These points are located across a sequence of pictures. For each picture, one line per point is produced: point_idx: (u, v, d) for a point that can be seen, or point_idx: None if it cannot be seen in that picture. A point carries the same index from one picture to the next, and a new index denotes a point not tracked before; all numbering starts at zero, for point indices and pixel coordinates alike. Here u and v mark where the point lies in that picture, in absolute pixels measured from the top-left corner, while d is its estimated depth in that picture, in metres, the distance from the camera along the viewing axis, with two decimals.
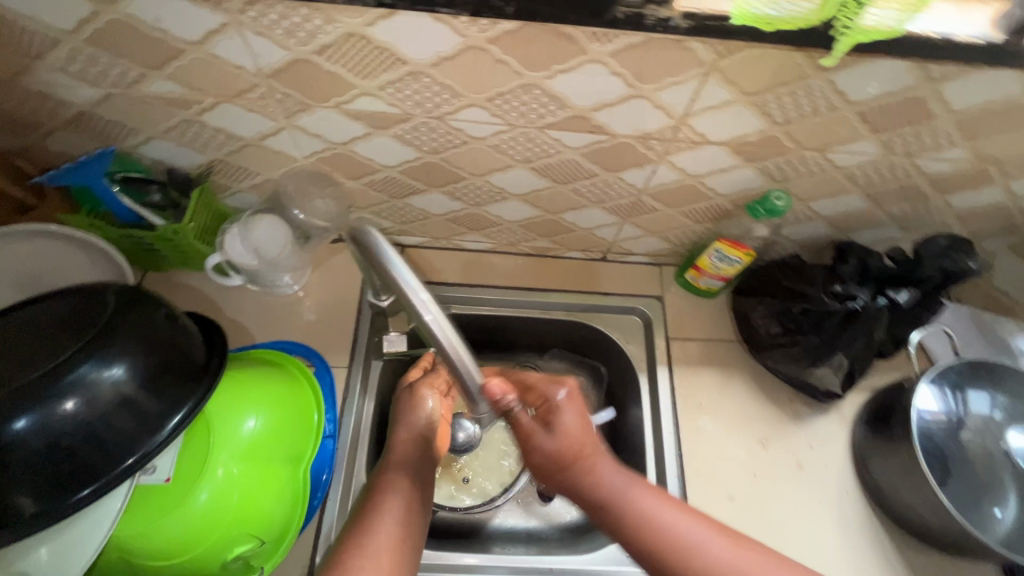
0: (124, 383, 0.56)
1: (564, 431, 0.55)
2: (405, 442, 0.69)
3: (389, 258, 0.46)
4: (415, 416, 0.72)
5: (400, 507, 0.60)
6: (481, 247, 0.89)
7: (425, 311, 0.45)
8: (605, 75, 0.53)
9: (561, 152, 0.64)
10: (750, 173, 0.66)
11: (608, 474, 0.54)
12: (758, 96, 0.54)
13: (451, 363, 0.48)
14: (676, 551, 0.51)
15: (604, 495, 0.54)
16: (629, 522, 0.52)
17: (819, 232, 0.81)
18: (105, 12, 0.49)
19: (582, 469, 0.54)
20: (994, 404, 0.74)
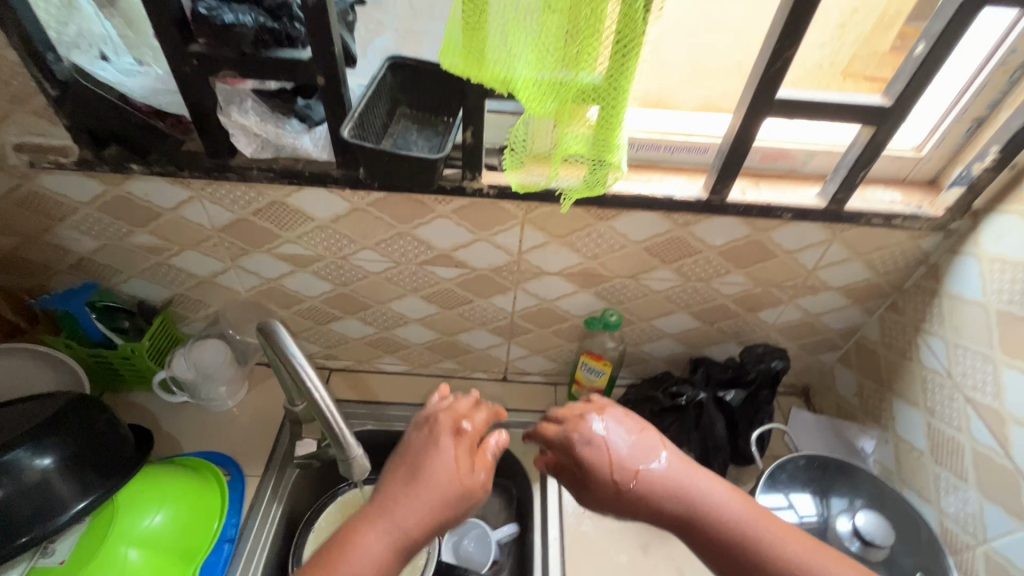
0: (51, 472, 0.67)
1: (631, 441, 0.61)
2: (366, 552, 0.50)
3: (281, 333, 0.68)
4: (402, 507, 0.52)
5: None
6: (397, 369, 1.04)
7: (308, 380, 0.67)
8: (452, 225, 0.75)
9: (439, 283, 0.84)
10: (588, 297, 0.85)
11: (674, 469, 0.59)
12: (565, 238, 0.76)
13: (320, 410, 0.67)
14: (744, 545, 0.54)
15: (673, 489, 0.57)
16: (699, 509, 0.56)
17: (675, 349, 0.96)
18: (113, 192, 0.73)
19: (653, 477, 0.58)
20: (852, 504, 0.76)
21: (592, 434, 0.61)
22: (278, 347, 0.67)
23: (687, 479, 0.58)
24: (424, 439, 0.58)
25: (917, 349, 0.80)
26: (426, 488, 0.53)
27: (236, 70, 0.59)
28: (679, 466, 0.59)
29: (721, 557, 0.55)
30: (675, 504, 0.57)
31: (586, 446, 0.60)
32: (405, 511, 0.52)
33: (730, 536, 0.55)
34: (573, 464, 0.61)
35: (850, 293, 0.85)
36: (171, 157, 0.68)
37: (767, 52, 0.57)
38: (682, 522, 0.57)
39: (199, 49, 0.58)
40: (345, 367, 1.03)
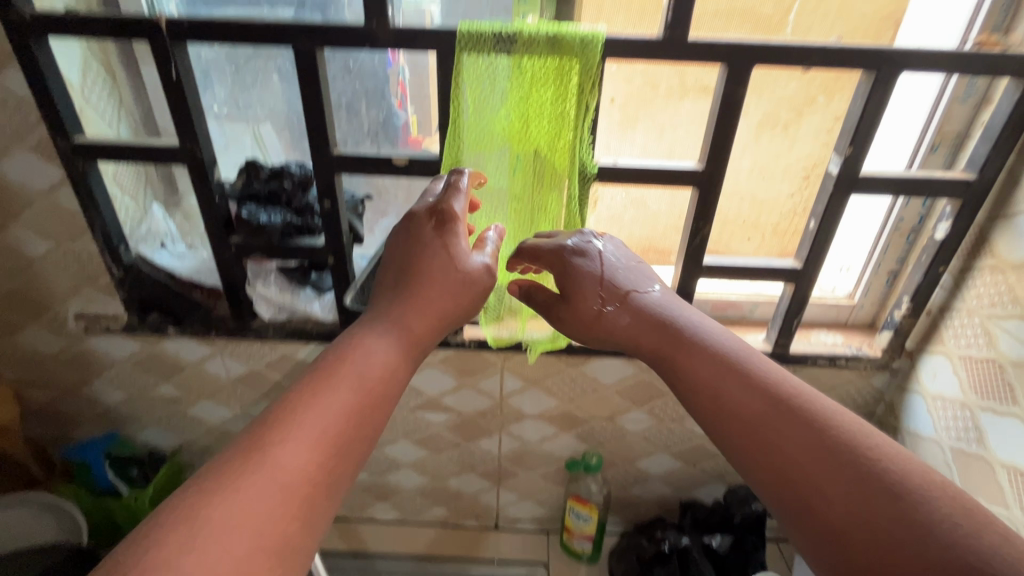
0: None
1: (644, 304, 0.58)
2: (343, 390, 0.45)
3: None
4: (347, 356, 0.48)
5: (329, 413, 0.44)
6: (388, 517, 1.04)
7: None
8: (440, 374, 0.84)
9: (428, 428, 0.90)
10: (569, 438, 0.90)
11: (708, 339, 0.53)
12: (541, 383, 0.84)
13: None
14: (780, 403, 0.46)
15: (704, 352, 0.52)
16: (734, 365, 0.50)
17: (664, 493, 0.96)
18: (149, 351, 0.85)
19: (649, 304, 0.58)
20: None
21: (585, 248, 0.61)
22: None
23: (721, 344, 0.52)
24: (416, 251, 0.56)
25: None
26: (412, 308, 0.54)
27: (263, 254, 0.75)
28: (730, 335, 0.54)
29: (730, 400, 0.48)
30: (683, 337, 0.54)
31: (579, 258, 0.60)
32: (379, 345, 0.50)
33: (761, 389, 0.48)
34: (563, 294, 0.60)
35: None
36: (203, 321, 0.80)
37: (688, 229, 0.71)
38: (716, 363, 0.50)
39: (237, 239, 0.73)
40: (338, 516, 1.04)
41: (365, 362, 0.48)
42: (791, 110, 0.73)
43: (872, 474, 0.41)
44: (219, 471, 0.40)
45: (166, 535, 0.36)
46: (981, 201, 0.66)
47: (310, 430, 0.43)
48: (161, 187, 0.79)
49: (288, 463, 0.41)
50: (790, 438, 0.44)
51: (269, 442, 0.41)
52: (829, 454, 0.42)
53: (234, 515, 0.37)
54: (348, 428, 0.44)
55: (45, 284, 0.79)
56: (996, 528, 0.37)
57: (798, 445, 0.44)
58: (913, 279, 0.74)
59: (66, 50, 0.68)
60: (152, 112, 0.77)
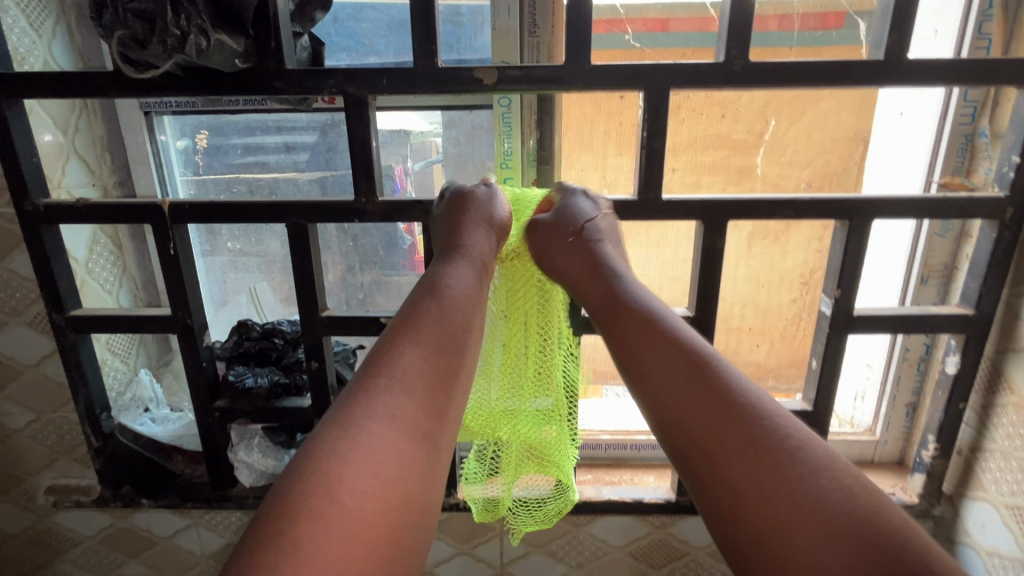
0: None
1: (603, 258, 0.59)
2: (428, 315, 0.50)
3: None
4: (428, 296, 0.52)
5: (423, 333, 0.48)
6: None
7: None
8: (432, 541, 0.76)
9: None
10: None
11: (644, 306, 0.53)
12: (545, 546, 0.76)
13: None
14: (699, 368, 0.46)
15: (636, 314, 0.52)
16: (660, 330, 0.49)
17: None
18: (119, 525, 0.78)
19: (604, 264, 0.58)
20: None
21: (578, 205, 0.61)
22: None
23: (654, 310, 0.52)
24: (457, 216, 0.59)
25: None
26: (470, 239, 0.58)
27: (247, 417, 0.71)
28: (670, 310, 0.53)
29: (655, 364, 0.47)
30: (616, 302, 0.54)
31: (563, 209, 0.62)
32: (458, 279, 0.54)
33: (683, 353, 0.47)
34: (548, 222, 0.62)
35: None
36: (178, 493, 0.75)
37: None
38: (646, 325, 0.50)
39: (221, 404, 0.71)
40: None
41: (450, 292, 0.53)
42: (780, 223, 0.78)
43: (772, 445, 0.40)
44: (349, 392, 0.43)
45: (327, 450, 0.38)
46: (985, 335, 0.64)
47: (416, 349, 0.47)
48: (153, 348, 0.85)
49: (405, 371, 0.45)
50: (702, 403, 0.43)
51: (380, 360, 0.45)
52: (732, 420, 0.42)
53: (385, 410, 0.42)
54: (445, 334, 0.49)
55: (20, 458, 0.76)
56: (897, 518, 0.36)
57: (709, 408, 0.43)
58: (934, 416, 0.69)
59: (76, 232, 0.72)
60: (153, 280, 0.84)
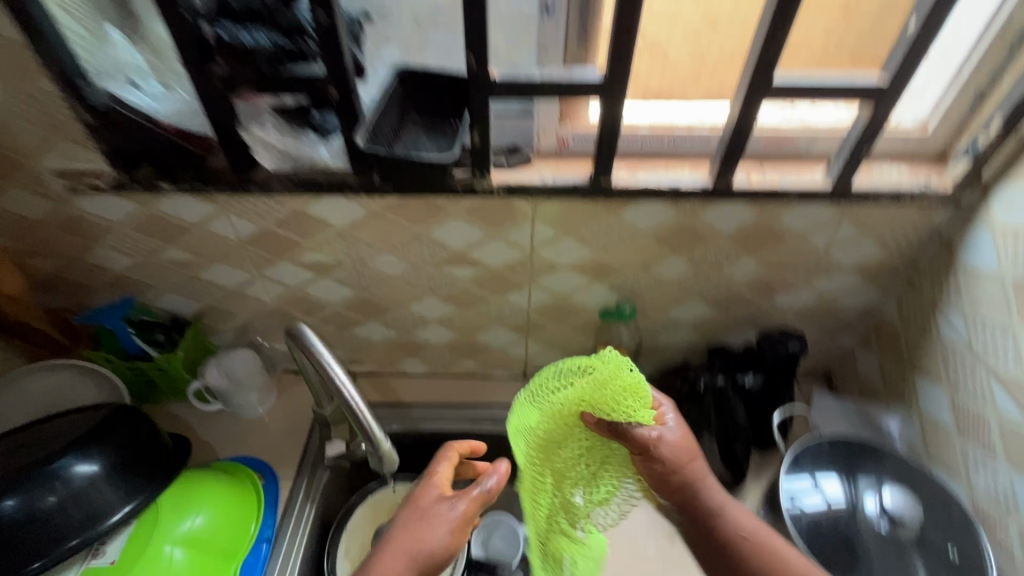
0: (94, 476, 0.71)
1: (675, 436, 0.69)
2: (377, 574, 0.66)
3: (318, 347, 0.71)
4: (397, 540, 0.69)
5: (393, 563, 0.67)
6: (418, 370, 1.07)
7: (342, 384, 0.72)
8: (465, 227, 0.78)
9: (456, 283, 0.87)
10: (603, 289, 0.87)
11: (709, 480, 0.70)
12: (576, 232, 0.79)
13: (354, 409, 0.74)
14: (757, 552, 0.66)
15: (712, 503, 0.69)
16: (739, 530, 0.68)
17: (693, 339, 0.97)
18: (146, 212, 0.78)
19: (666, 455, 0.68)
20: (878, 482, 0.77)
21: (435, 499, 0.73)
22: (309, 350, 0.71)
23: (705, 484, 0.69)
24: (409, 523, 0.71)
25: (936, 325, 0.80)
26: (417, 521, 0.70)
27: (254, 88, 0.63)
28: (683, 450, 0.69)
29: (722, 524, 0.68)
30: (677, 459, 0.68)
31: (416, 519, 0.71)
32: (432, 529, 0.69)
33: (726, 527, 0.68)
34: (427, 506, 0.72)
35: (863, 274, 0.85)
36: (197, 173, 0.72)
37: (760, 37, 0.59)
38: (669, 482, 0.69)
39: (220, 68, 0.61)
40: (369, 371, 1.07)
41: (403, 544, 0.68)
42: None
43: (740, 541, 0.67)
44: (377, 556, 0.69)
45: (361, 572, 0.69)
46: None
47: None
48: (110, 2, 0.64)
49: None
50: (708, 505, 0.69)
51: (388, 535, 0.71)
52: (723, 531, 0.68)
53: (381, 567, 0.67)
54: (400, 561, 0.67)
55: (12, 137, 0.69)
56: None
57: (709, 528, 0.68)
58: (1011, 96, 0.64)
59: None
60: None
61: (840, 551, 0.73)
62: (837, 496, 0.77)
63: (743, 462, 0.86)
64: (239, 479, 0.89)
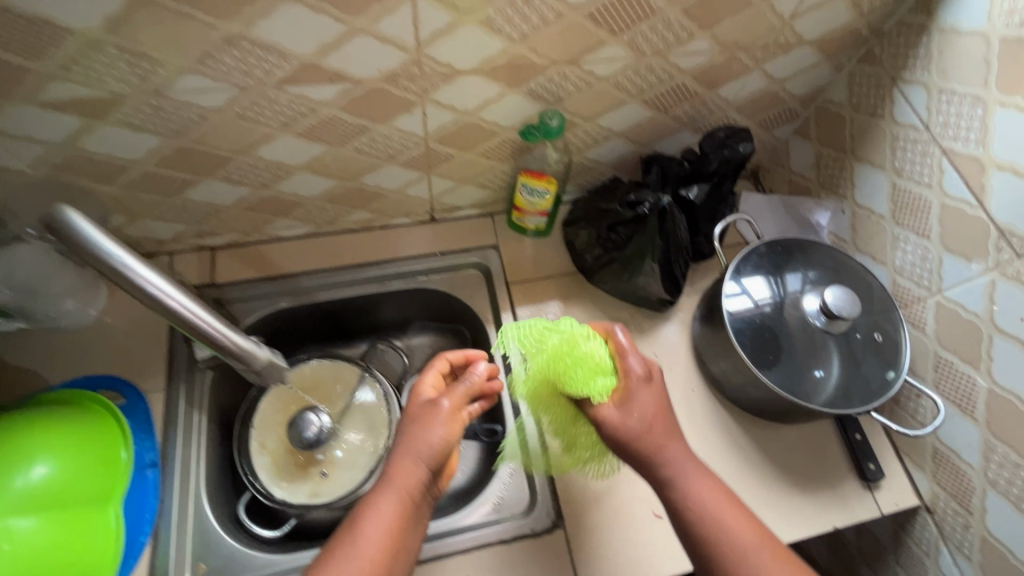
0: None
1: (630, 414, 0.62)
2: (386, 508, 0.58)
3: (92, 237, 0.43)
4: (398, 463, 0.60)
5: (383, 522, 0.57)
6: (297, 233, 0.85)
7: (168, 298, 0.47)
8: (308, 16, 0.50)
9: (315, 110, 0.61)
10: (520, 99, 0.66)
11: (681, 456, 0.61)
12: (479, 13, 0.54)
13: (208, 335, 0.51)
14: (686, 507, 0.59)
15: (667, 472, 0.60)
16: (672, 490, 0.60)
17: (625, 150, 0.82)
18: None
19: (636, 414, 0.62)
20: (805, 279, 0.75)
21: (435, 405, 0.63)
22: (79, 246, 0.43)
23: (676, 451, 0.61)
24: (408, 441, 0.62)
25: (890, 104, 0.71)
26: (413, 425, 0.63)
27: None
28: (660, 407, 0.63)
29: (666, 484, 0.60)
30: (650, 421, 0.62)
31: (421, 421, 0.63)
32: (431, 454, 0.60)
33: (682, 492, 0.60)
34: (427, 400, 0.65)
35: (821, 48, 0.71)
36: None
37: None
38: (644, 463, 0.61)
39: None
40: (231, 242, 0.83)
41: (399, 469, 0.60)
42: None
43: (699, 503, 0.59)
44: (350, 520, 0.58)
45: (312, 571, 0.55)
46: None
47: (370, 539, 0.56)
48: None
49: (366, 544, 0.55)
50: (675, 495, 0.60)
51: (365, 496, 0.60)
52: (699, 521, 0.58)
53: (370, 528, 0.56)
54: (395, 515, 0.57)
55: None
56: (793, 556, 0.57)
57: (693, 521, 0.58)
58: None
59: None
60: None
61: (771, 345, 0.72)
62: (770, 294, 0.74)
63: (682, 278, 0.79)
64: (88, 406, 0.68)
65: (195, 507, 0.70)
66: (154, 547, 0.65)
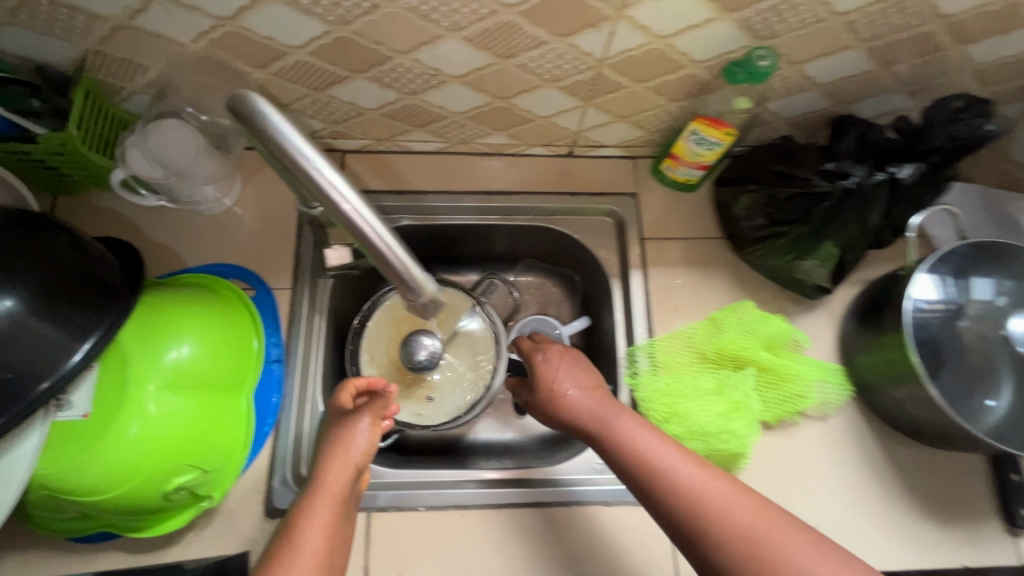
0: (16, 311, 0.51)
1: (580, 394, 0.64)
2: (327, 501, 0.57)
3: (282, 131, 0.40)
4: (333, 459, 0.60)
5: (322, 525, 0.55)
6: (429, 147, 0.79)
7: (344, 202, 0.43)
8: None
9: (496, 13, 0.53)
10: (729, 28, 0.55)
11: (629, 426, 0.59)
12: None
13: (383, 255, 0.47)
14: (643, 468, 0.55)
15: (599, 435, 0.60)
16: (626, 451, 0.57)
17: (815, 105, 0.69)
18: None
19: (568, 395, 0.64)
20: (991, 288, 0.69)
21: (350, 418, 0.64)
22: (263, 137, 0.41)
23: (622, 418, 0.60)
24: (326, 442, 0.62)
25: None
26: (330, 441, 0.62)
27: None
28: (581, 377, 0.66)
29: (615, 452, 0.58)
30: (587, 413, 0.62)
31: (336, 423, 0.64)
32: (339, 462, 0.60)
33: (643, 454, 0.56)
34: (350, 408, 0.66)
35: None
36: None
37: None
38: (569, 427, 0.64)
39: None
40: (362, 147, 0.79)
41: (330, 479, 0.59)
42: None
43: (654, 456, 0.56)
44: (286, 522, 0.56)
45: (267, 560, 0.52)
46: None
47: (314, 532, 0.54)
48: None
49: (305, 548, 0.53)
50: (616, 449, 0.59)
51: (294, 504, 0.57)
52: (675, 478, 0.54)
53: (313, 523, 0.55)
54: (330, 515, 0.56)
55: None
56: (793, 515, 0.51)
57: (637, 470, 0.56)
58: None
59: None
60: None
61: (928, 357, 0.66)
62: (940, 297, 0.68)
63: (852, 267, 0.68)
64: (224, 293, 0.70)
65: (312, 408, 0.72)
66: (273, 441, 0.68)
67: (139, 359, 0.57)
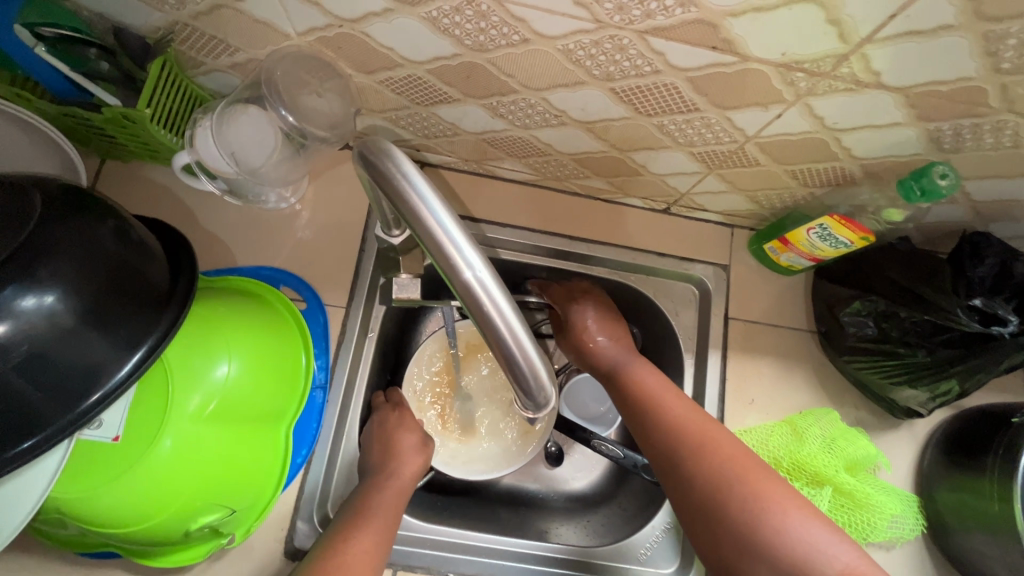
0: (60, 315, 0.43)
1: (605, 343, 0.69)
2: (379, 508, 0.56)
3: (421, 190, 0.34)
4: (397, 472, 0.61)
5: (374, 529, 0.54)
6: (516, 176, 0.72)
7: (467, 270, 0.34)
8: None
9: (658, 73, 0.45)
10: (911, 135, 0.48)
11: (677, 411, 0.59)
12: (997, 24, 0.35)
13: (506, 356, 0.36)
14: (693, 468, 0.55)
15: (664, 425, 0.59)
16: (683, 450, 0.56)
17: (956, 217, 0.63)
18: None
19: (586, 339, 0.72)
20: None
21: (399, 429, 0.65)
22: (393, 190, 0.34)
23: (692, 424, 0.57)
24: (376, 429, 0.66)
25: None
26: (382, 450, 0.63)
27: None
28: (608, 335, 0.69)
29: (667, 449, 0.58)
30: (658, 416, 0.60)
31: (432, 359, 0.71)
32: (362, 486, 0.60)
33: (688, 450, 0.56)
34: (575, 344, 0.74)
35: None
36: None
37: None
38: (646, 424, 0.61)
39: None
40: (445, 163, 0.71)
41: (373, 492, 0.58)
42: None
43: (706, 461, 0.54)
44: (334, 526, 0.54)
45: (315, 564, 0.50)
46: None
47: (371, 525, 0.54)
48: None
49: (354, 558, 0.51)
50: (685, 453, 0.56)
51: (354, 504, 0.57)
52: (705, 474, 0.54)
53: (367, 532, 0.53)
54: (383, 525, 0.55)
55: None
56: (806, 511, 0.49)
57: (707, 489, 0.53)
58: None
59: None
60: None
61: None
62: None
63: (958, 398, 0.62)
64: (273, 305, 0.63)
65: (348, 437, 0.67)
66: (304, 476, 0.62)
67: (179, 380, 0.51)
